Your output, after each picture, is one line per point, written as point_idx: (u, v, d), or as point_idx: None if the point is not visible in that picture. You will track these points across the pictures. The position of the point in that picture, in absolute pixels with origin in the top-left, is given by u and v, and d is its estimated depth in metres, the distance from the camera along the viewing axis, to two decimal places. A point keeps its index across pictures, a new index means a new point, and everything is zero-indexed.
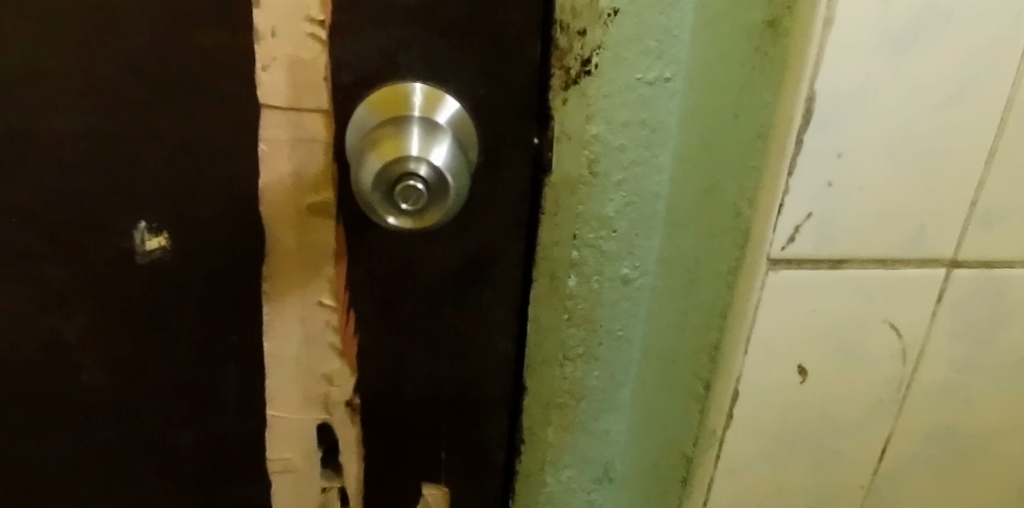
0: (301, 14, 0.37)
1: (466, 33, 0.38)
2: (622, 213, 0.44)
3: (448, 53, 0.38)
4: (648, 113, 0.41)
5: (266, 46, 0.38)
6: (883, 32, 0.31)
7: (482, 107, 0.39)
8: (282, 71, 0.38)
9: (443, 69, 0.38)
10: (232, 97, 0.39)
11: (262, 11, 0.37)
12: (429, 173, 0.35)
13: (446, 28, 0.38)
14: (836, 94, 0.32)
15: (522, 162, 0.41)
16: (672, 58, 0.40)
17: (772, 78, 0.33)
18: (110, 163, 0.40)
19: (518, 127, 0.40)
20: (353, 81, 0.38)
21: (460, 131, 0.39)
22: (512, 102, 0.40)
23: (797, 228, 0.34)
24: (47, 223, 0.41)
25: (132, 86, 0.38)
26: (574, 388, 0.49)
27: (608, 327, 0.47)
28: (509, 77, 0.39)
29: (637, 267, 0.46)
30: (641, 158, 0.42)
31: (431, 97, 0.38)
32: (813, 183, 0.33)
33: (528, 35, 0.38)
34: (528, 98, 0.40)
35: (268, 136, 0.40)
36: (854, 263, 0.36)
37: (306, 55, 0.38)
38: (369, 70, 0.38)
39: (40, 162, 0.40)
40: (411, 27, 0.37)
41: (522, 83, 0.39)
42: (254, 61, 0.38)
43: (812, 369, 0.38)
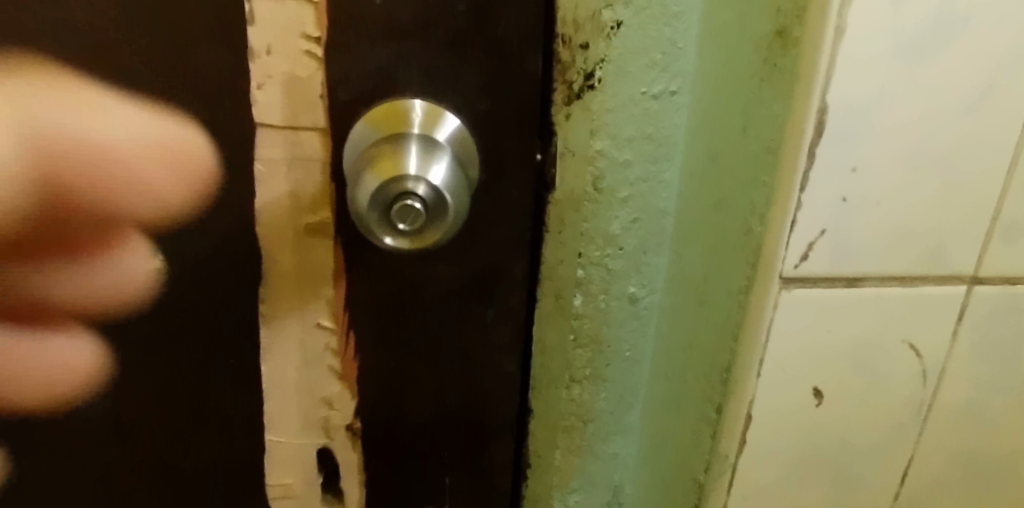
0: (297, 31, 0.36)
1: (466, 47, 0.37)
2: (628, 230, 0.43)
3: (448, 69, 0.37)
4: (654, 127, 0.40)
5: (260, 63, 0.37)
6: (897, 39, 0.29)
7: (483, 122, 0.38)
8: (278, 89, 0.37)
9: (442, 84, 0.37)
10: (224, 115, 0.38)
11: (256, 28, 0.36)
12: (428, 192, 0.34)
13: (444, 42, 0.37)
14: (849, 105, 0.30)
15: (524, 179, 0.40)
16: (678, 71, 0.39)
17: (782, 90, 0.31)
18: (100, 186, 0.38)
19: (520, 143, 0.39)
20: (350, 99, 0.37)
21: (460, 148, 0.37)
22: (514, 118, 0.38)
23: (811, 245, 0.33)
24: (35, 248, 0.40)
25: (122, 105, 0.37)
26: (581, 410, 0.48)
27: (616, 347, 0.46)
28: (512, 91, 0.38)
29: (645, 286, 0.44)
30: (646, 174, 0.41)
31: (431, 114, 0.37)
32: (827, 198, 0.32)
33: (529, 50, 0.37)
34: (531, 112, 0.38)
35: (264, 155, 0.39)
36: (871, 281, 0.34)
37: (302, 72, 0.37)
38: (366, 86, 0.37)
39: (26, 187, 0.38)
40: (409, 42, 0.36)
41: (525, 98, 0.38)
42: (248, 79, 0.37)
43: (828, 392, 0.37)
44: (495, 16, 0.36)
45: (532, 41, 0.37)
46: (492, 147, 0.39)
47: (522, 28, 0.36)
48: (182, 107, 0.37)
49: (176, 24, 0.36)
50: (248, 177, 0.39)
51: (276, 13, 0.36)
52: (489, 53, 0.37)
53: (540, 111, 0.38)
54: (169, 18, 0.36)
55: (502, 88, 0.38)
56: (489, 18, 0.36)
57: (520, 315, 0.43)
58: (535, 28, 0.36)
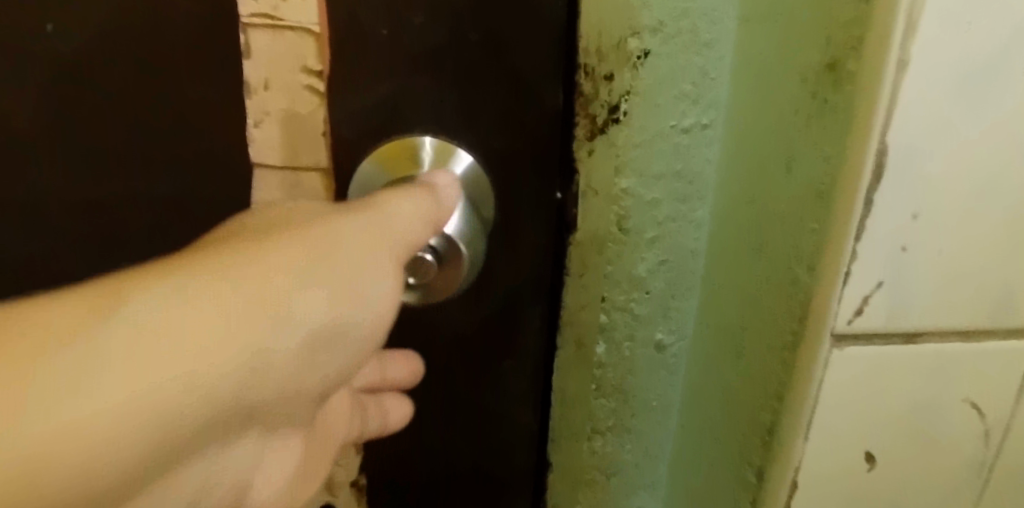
0: (298, 64, 0.34)
1: (479, 80, 0.34)
2: (656, 272, 0.39)
3: (458, 104, 0.34)
4: (684, 163, 0.36)
5: (258, 99, 0.35)
6: (962, 72, 0.26)
7: (499, 159, 0.36)
8: (276, 126, 0.36)
9: (453, 120, 0.35)
10: (220, 153, 0.37)
11: (254, 61, 0.34)
12: (440, 243, 0.33)
13: (454, 73, 0.34)
14: (911, 146, 0.27)
15: (543, 219, 0.37)
16: (711, 102, 0.35)
17: (833, 130, 0.28)
18: (104, 220, 0.39)
19: (539, 181, 0.37)
20: (355, 136, 0.35)
21: (474, 187, 0.36)
22: (531, 155, 0.36)
23: (865, 299, 0.30)
24: (48, 278, 0.41)
25: (119, 140, 0.37)
26: (603, 463, 0.43)
27: (642, 397, 0.42)
28: (527, 127, 0.35)
29: (673, 332, 0.41)
30: (677, 213, 0.37)
31: (440, 151, 0.35)
32: (884, 247, 0.29)
33: (547, 80, 0.34)
34: (551, 147, 0.36)
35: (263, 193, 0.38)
36: (931, 337, 0.31)
37: (302, 108, 0.35)
38: (370, 122, 0.35)
39: (40, 213, 0.39)
40: (417, 77, 0.34)
41: (543, 132, 0.35)
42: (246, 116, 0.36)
43: (881, 456, 0.34)
44: (505, 48, 0.33)
45: (549, 73, 0.34)
46: (508, 187, 0.37)
47: (534, 58, 0.34)
48: (185, 137, 0.37)
49: (173, 54, 0.35)
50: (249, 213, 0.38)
51: (276, 45, 0.34)
52: (501, 85, 0.34)
53: (556, 148, 0.36)
54: (164, 46, 0.34)
55: (516, 124, 0.35)
56: (499, 50, 0.33)
57: (536, 363, 0.41)
58: (549, 59, 0.34)
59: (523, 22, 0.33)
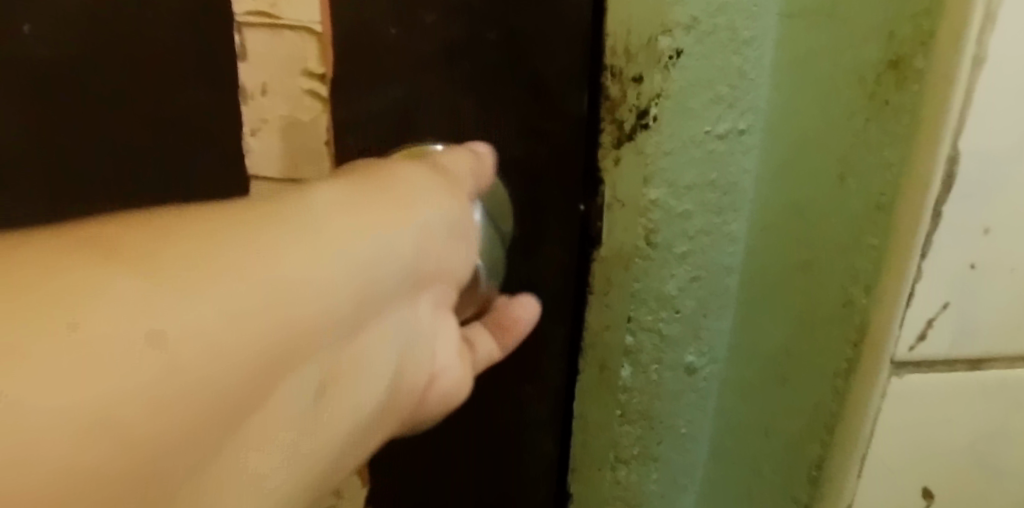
0: (298, 67, 0.32)
1: (495, 83, 0.31)
2: (686, 290, 0.35)
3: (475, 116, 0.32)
4: (719, 172, 0.33)
5: (254, 105, 0.34)
6: None
7: (516, 171, 0.33)
8: (274, 136, 0.34)
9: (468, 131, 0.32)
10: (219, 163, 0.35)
11: (250, 64, 0.33)
12: None
13: (469, 78, 0.31)
14: (987, 154, 0.24)
15: (565, 235, 0.34)
16: (749, 106, 0.32)
17: (899, 132, 0.26)
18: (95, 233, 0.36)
19: (559, 194, 0.33)
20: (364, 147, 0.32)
21: (491, 199, 0.33)
22: (550, 169, 0.33)
23: (930, 322, 0.27)
24: None
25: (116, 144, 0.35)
26: (628, 494, 0.40)
27: (669, 424, 0.39)
28: (547, 139, 0.32)
29: (705, 354, 0.37)
30: (709, 225, 0.34)
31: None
32: (952, 266, 0.26)
33: (569, 83, 0.31)
34: (573, 157, 0.33)
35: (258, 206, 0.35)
36: (998, 363, 0.28)
37: (304, 116, 0.33)
38: (376, 129, 0.32)
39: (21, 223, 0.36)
40: (426, 79, 0.31)
41: (563, 140, 0.32)
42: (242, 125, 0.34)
43: (939, 492, 0.31)
44: (528, 53, 0.31)
45: (572, 73, 0.31)
46: (527, 202, 0.34)
47: (561, 67, 0.31)
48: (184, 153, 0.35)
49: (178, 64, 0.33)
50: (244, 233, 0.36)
51: (273, 45, 0.32)
52: (521, 92, 0.31)
53: (579, 162, 0.33)
54: (166, 44, 0.33)
55: (536, 134, 0.32)
56: (522, 54, 0.31)
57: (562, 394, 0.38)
58: (576, 66, 0.31)
59: (548, 21, 0.30)
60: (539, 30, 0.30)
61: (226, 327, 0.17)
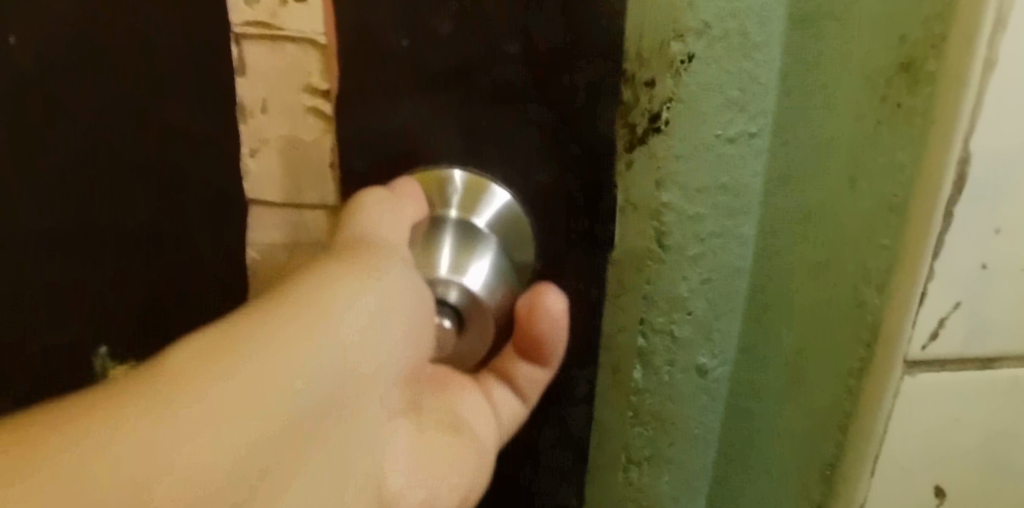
0: (299, 81, 0.29)
1: (522, 94, 0.28)
2: (697, 292, 0.36)
3: (501, 132, 0.28)
4: (730, 175, 0.34)
5: (251, 126, 0.30)
6: None
7: (546, 198, 0.29)
8: (274, 156, 0.30)
9: (489, 149, 0.29)
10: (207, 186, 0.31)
11: (248, 78, 0.29)
12: (461, 298, 0.28)
13: (496, 92, 0.28)
14: (996, 155, 0.25)
15: (584, 250, 0.30)
16: (758, 110, 0.32)
17: (908, 136, 0.26)
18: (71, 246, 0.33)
19: (584, 217, 0.30)
20: (366, 167, 0.29)
21: (513, 227, 0.29)
22: (574, 198, 0.29)
23: (941, 322, 0.27)
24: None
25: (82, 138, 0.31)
26: (641, 495, 0.41)
27: (682, 425, 0.39)
28: (576, 162, 0.29)
29: (716, 356, 0.38)
30: (721, 228, 0.35)
31: (472, 188, 0.29)
32: (964, 266, 0.26)
33: (604, 92, 0.28)
34: (593, 166, 0.29)
35: (257, 236, 0.32)
36: (1008, 362, 0.28)
37: (305, 136, 0.30)
38: (389, 150, 0.29)
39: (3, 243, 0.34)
40: (446, 95, 0.28)
41: (591, 148, 0.29)
42: (238, 146, 0.30)
43: (950, 490, 0.31)
44: (562, 62, 0.27)
45: (606, 81, 0.27)
46: (555, 231, 0.30)
47: (597, 72, 0.27)
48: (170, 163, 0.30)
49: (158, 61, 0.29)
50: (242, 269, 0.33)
51: (274, 60, 0.29)
52: (551, 110, 0.28)
53: (602, 195, 0.30)
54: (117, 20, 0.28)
55: (560, 159, 0.29)
56: (555, 64, 0.27)
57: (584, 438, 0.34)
58: (615, 76, 0.27)
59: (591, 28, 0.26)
60: (580, 34, 0.26)
61: (173, 475, 0.19)
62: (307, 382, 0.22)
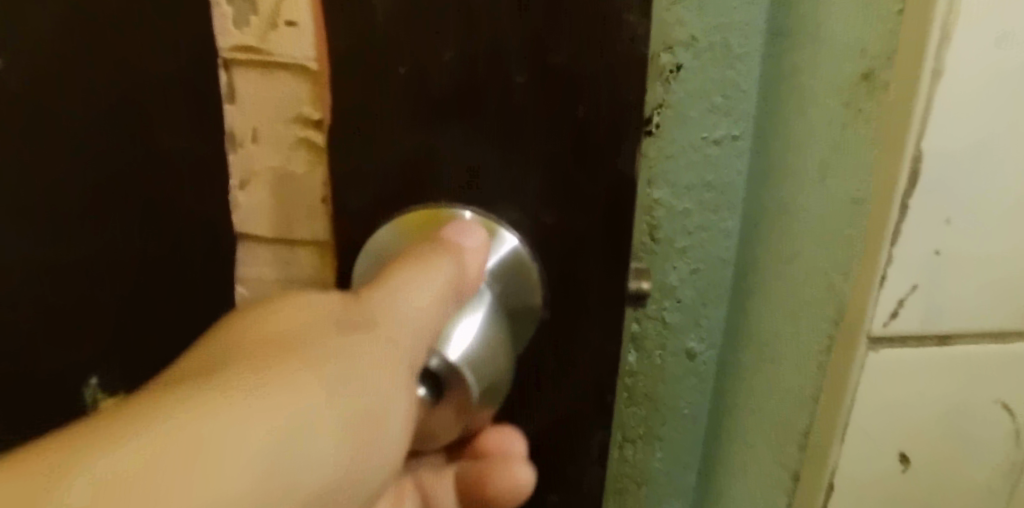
0: (290, 113, 0.33)
1: (528, 132, 0.30)
2: (686, 281, 0.39)
3: (502, 171, 0.31)
4: (715, 174, 0.37)
5: (248, 154, 0.34)
6: (1001, 83, 0.27)
7: (550, 237, 0.32)
8: (264, 188, 0.34)
9: (496, 188, 0.31)
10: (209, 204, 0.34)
11: (238, 107, 0.33)
12: (441, 365, 0.29)
13: (496, 126, 0.30)
14: (946, 153, 0.28)
15: (596, 288, 0.33)
16: (741, 115, 0.36)
17: (868, 137, 0.29)
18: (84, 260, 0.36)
19: (592, 258, 0.32)
20: (364, 205, 0.31)
21: (518, 274, 0.32)
22: (580, 239, 0.32)
23: (900, 302, 0.30)
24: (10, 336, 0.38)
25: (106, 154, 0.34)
26: (635, 471, 0.44)
27: (672, 403, 0.43)
28: (587, 203, 0.31)
29: (704, 340, 0.41)
30: (707, 222, 0.38)
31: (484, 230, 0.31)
32: (919, 251, 0.29)
33: (610, 129, 0.30)
34: (613, 210, 0.31)
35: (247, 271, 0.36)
36: (962, 338, 0.32)
37: (297, 169, 0.34)
38: (393, 185, 0.31)
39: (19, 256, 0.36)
40: (449, 129, 0.30)
41: (601, 194, 0.31)
42: (230, 178, 0.34)
43: (913, 456, 0.34)
44: (560, 98, 0.29)
45: (608, 118, 0.30)
46: (563, 267, 0.32)
47: (597, 106, 0.29)
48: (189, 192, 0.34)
49: (174, 84, 0.32)
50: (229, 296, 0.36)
51: (266, 85, 0.33)
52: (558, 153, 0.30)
53: (613, 241, 0.32)
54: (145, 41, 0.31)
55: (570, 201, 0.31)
56: (554, 101, 0.29)
57: (595, 496, 0.38)
58: (617, 110, 0.30)
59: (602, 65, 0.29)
60: (582, 71, 0.29)
61: None
62: (228, 494, 0.22)
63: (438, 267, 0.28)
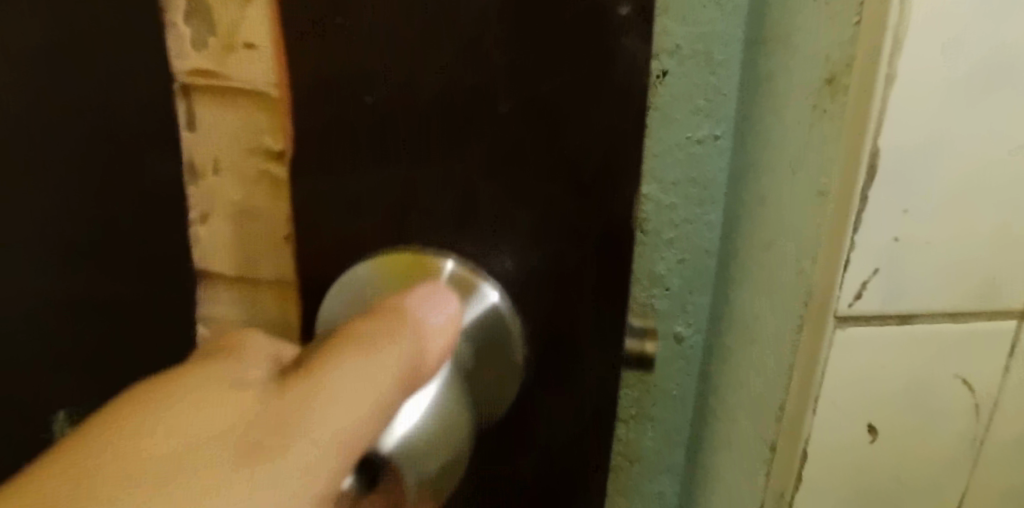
0: (253, 135, 0.38)
1: (522, 162, 0.33)
2: (673, 270, 0.43)
3: (496, 205, 0.34)
4: (699, 171, 0.41)
5: (209, 183, 0.39)
6: (949, 85, 0.30)
7: (540, 278, 0.35)
8: (224, 223, 0.40)
9: (491, 228, 0.34)
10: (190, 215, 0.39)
11: (197, 133, 0.38)
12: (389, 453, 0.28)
13: (490, 159, 0.33)
14: (901, 148, 0.31)
15: (588, 320, 0.36)
16: (722, 116, 0.40)
17: (831, 134, 0.33)
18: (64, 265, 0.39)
19: (581, 292, 0.36)
20: (358, 225, 0.34)
21: (495, 324, 0.35)
22: (568, 276, 0.35)
23: (864, 284, 0.33)
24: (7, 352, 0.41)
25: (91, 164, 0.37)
26: (628, 449, 0.47)
27: (662, 384, 0.46)
28: (586, 235, 0.35)
29: (691, 325, 0.44)
30: (692, 215, 0.42)
31: (466, 281, 0.34)
32: (880, 238, 0.33)
33: (604, 161, 0.33)
34: (602, 242, 0.35)
35: (214, 309, 0.41)
36: (923, 318, 0.35)
37: (255, 199, 0.39)
38: (388, 211, 0.34)
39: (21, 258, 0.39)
40: (448, 162, 0.33)
41: (596, 231, 0.35)
42: (195, 207, 0.39)
43: (881, 428, 0.37)
44: (561, 127, 0.33)
45: (597, 145, 0.33)
46: (553, 295, 0.36)
47: (590, 138, 0.33)
48: (175, 217, 0.39)
49: (156, 95, 0.36)
50: (193, 337, 0.41)
51: (223, 113, 0.38)
52: (562, 182, 0.34)
53: (604, 270, 0.36)
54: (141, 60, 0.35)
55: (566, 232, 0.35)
56: (556, 127, 0.33)
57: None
58: (607, 147, 0.33)
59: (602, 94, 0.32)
60: (568, 102, 0.32)
61: None
62: None
63: (388, 355, 0.26)
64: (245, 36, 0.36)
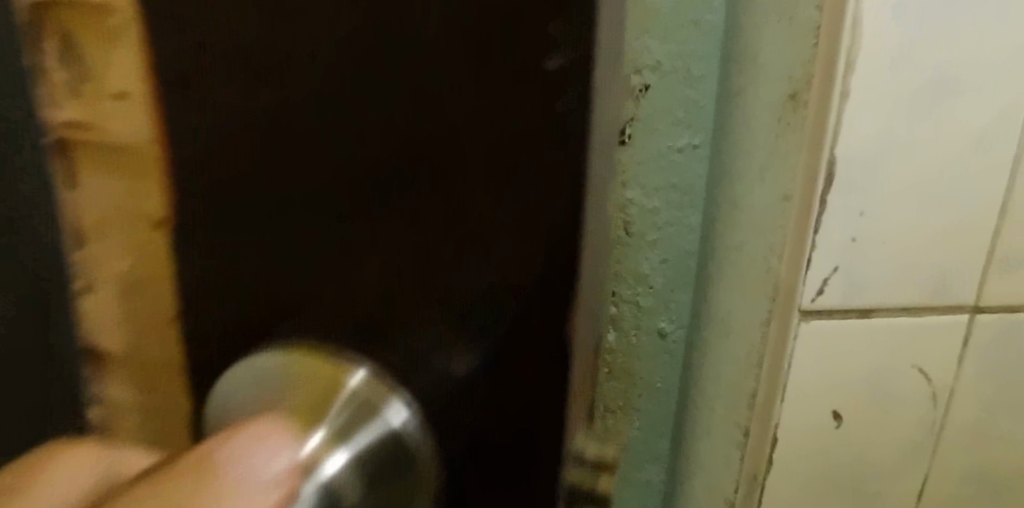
0: (148, 208, 0.28)
1: (461, 215, 0.27)
2: (657, 269, 0.46)
3: (428, 263, 0.27)
4: (679, 177, 0.44)
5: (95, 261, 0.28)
6: (898, 100, 0.34)
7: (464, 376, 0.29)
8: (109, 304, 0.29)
9: (413, 306, 0.28)
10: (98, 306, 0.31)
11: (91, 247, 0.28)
12: None
13: (431, 198, 0.26)
14: (857, 157, 0.35)
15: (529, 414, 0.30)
16: (700, 127, 0.43)
17: (793, 145, 0.36)
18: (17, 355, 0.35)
19: (513, 390, 0.30)
20: (239, 309, 0.28)
21: (388, 455, 0.26)
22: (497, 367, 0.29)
23: (825, 281, 0.37)
24: None
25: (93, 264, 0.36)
26: (615, 439, 0.50)
27: (647, 377, 0.49)
28: (528, 324, 0.29)
29: (673, 321, 0.48)
30: (673, 218, 0.45)
31: (368, 400, 0.27)
32: (839, 238, 0.36)
33: (562, 206, 0.27)
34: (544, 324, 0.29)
35: (111, 394, 0.31)
36: (881, 312, 0.38)
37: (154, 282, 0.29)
38: (292, 276, 0.28)
39: None
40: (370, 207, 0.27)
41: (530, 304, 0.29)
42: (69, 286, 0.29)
43: (846, 414, 0.40)
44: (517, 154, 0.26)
45: (557, 188, 0.27)
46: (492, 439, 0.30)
47: (555, 163, 0.26)
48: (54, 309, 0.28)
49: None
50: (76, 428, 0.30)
51: (112, 179, 0.27)
52: (531, 241, 0.27)
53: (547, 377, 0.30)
54: None
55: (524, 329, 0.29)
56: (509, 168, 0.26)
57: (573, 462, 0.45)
58: (563, 188, 0.27)
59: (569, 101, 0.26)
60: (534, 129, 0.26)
61: None
62: None
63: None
64: (116, 82, 0.26)
